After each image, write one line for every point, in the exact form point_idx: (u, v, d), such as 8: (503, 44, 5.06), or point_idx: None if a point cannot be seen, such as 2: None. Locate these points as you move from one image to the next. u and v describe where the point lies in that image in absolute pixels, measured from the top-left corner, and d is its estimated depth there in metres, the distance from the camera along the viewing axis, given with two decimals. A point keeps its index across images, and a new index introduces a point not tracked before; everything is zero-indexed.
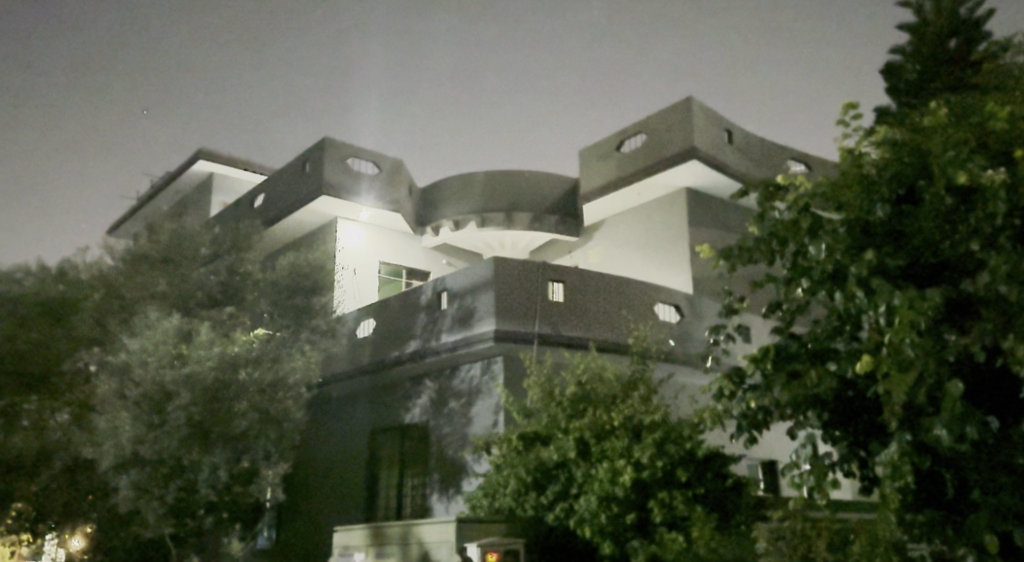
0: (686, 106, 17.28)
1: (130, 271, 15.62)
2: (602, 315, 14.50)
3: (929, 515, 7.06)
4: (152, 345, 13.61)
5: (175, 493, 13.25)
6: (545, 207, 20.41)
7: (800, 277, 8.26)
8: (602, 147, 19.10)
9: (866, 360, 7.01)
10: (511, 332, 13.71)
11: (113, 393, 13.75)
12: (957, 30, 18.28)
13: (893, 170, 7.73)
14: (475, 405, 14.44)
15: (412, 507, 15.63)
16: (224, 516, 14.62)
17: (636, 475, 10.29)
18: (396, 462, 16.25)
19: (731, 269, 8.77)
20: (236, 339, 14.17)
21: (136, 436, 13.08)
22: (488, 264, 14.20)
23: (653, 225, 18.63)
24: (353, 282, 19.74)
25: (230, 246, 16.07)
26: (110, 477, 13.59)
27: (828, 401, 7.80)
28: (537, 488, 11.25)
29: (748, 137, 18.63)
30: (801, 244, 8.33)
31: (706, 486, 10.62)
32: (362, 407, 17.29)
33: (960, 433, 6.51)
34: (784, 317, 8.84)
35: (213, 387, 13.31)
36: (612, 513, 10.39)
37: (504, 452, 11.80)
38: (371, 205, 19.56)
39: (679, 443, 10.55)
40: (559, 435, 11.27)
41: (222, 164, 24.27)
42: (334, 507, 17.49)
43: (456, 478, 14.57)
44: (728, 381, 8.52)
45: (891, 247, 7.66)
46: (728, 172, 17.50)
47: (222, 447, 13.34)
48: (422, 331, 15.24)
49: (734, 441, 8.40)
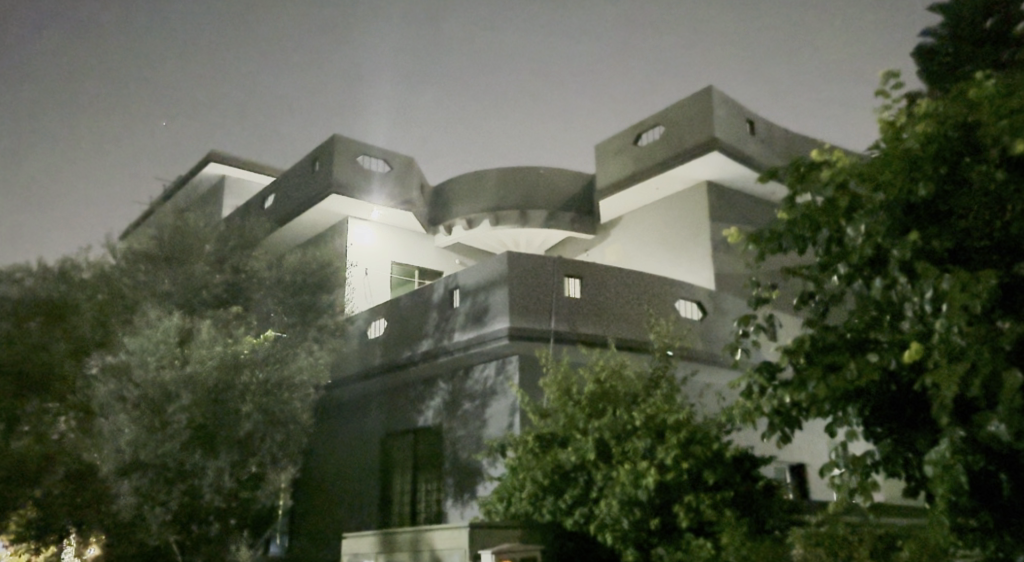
0: (706, 97, 16.70)
1: (132, 271, 15.16)
2: (622, 312, 13.92)
3: (985, 519, 6.45)
4: (152, 344, 13.09)
5: (178, 500, 12.70)
6: (562, 203, 19.86)
7: (837, 263, 7.78)
8: (618, 140, 18.52)
9: (916, 349, 6.45)
10: (526, 330, 13.17)
11: (111, 395, 13.25)
12: (994, 10, 17.56)
13: (940, 145, 7.09)
14: (490, 407, 13.89)
15: (427, 514, 15.07)
16: (231, 524, 14.12)
17: (659, 478, 9.64)
18: (409, 467, 15.70)
19: (759, 256, 8.19)
20: (240, 339, 13.69)
21: (135, 440, 12.55)
22: (501, 259, 13.66)
23: (673, 220, 18.04)
24: (363, 282, 19.26)
25: (235, 244, 15.60)
26: (109, 483, 13.08)
27: (870, 394, 7.27)
28: (555, 491, 10.65)
29: (771, 128, 18.00)
30: (835, 228, 7.80)
31: (734, 488, 9.88)
32: (374, 411, 16.76)
33: (1019, 428, 5.89)
34: (816, 309, 8.28)
35: (212, 387, 12.88)
36: (634, 518, 9.75)
37: (520, 454, 11.22)
38: (382, 203, 19.08)
39: (705, 444, 9.97)
40: (578, 436, 10.70)
41: (232, 166, 23.86)
42: (346, 515, 16.95)
43: (472, 482, 14.01)
44: (759, 376, 8.00)
45: (936, 227, 7.06)
46: (751, 164, 16.89)
47: (227, 449, 12.88)
48: (434, 331, 14.71)
49: (767, 439, 7.86)
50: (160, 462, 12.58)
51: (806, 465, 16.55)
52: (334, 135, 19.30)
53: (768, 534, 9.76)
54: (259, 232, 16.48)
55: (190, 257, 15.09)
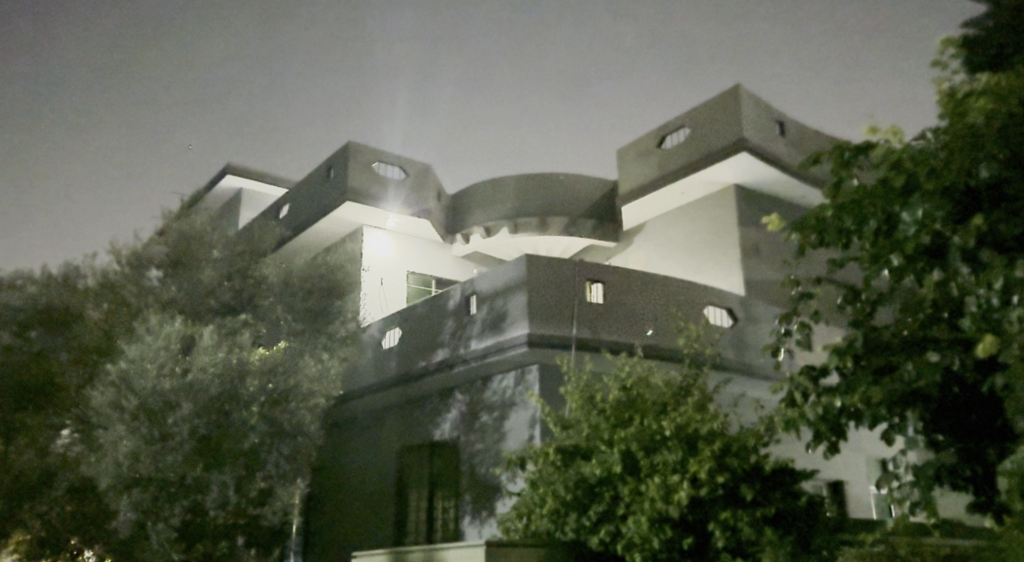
0: (734, 96, 16.03)
1: (135, 276, 14.59)
2: (648, 318, 13.21)
3: None
4: (152, 350, 12.44)
5: (181, 516, 12.07)
6: (583, 210, 19.18)
7: (891, 253, 6.83)
8: (641, 144, 17.84)
9: (989, 341, 5.59)
10: (547, 336, 12.49)
11: (109, 405, 12.63)
12: None
13: (1006, 121, 6.25)
14: (510, 418, 13.19)
15: (443, 532, 14.34)
16: (239, 543, 13.45)
17: (693, 493, 8.90)
18: (425, 483, 15.02)
19: (800, 248, 7.46)
20: (247, 347, 13.06)
21: (134, 452, 11.96)
22: (520, 261, 12.99)
23: (699, 225, 17.31)
24: (377, 292, 18.67)
25: (244, 250, 15.04)
26: (108, 498, 12.43)
27: (931, 398, 6.50)
28: (578, 508, 9.86)
29: (802, 129, 17.24)
30: (884, 217, 6.97)
31: (776, 505, 9.04)
32: (389, 424, 16.06)
33: None
34: (864, 308, 7.49)
35: (216, 397, 12.32)
36: (665, 537, 9.00)
37: (540, 467, 10.41)
38: (398, 211, 18.48)
39: (743, 456, 9.19)
40: (602, 447, 9.89)
41: (249, 178, 23.45)
42: (360, 534, 16.27)
43: (490, 498, 13.30)
44: (803, 381, 7.30)
45: (1005, 211, 6.29)
46: (780, 166, 16.14)
47: (230, 465, 12.34)
48: (450, 339, 14.05)
49: (813, 450, 7.22)
50: (159, 476, 11.97)
51: (846, 482, 15.63)
52: (349, 141, 18.81)
53: (813, 554, 9.00)
54: (269, 237, 15.91)
55: (196, 262, 14.52)
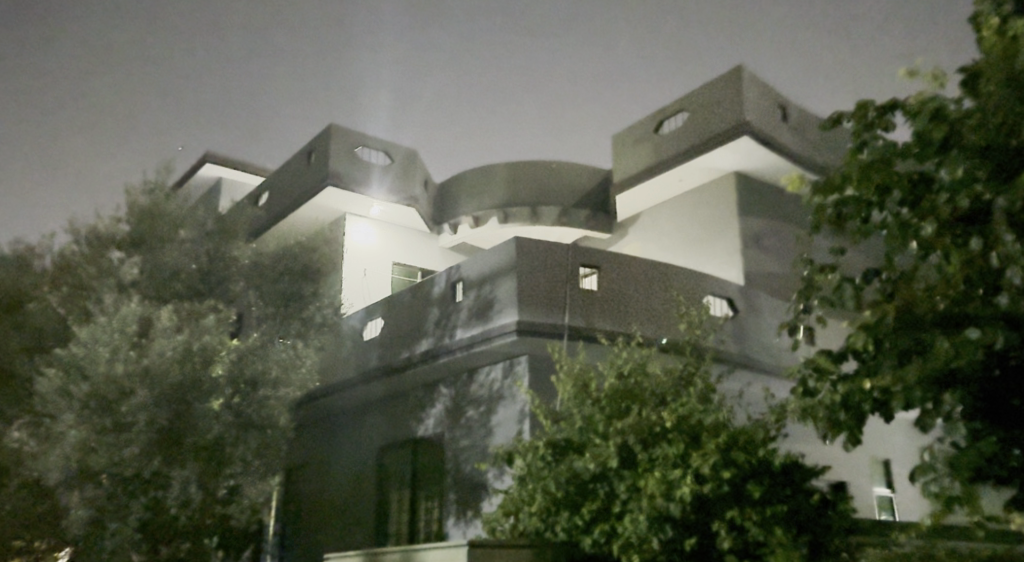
0: (736, 78, 15.34)
1: (96, 256, 13.81)
2: (644, 307, 12.46)
3: None
4: (106, 333, 11.79)
5: (139, 513, 11.27)
6: (575, 199, 18.45)
7: (923, 221, 6.18)
8: (635, 130, 17.14)
9: None
10: (536, 325, 11.70)
11: (61, 391, 11.84)
12: None
13: None
14: (497, 413, 12.42)
15: (427, 533, 13.51)
16: (205, 543, 12.62)
17: (697, 490, 8.16)
18: (407, 482, 14.20)
19: (818, 219, 6.68)
20: (210, 332, 12.16)
21: (85, 442, 11.20)
22: (509, 245, 12.24)
23: (697, 215, 16.59)
24: (361, 283, 17.82)
25: (214, 231, 14.25)
26: (60, 493, 11.61)
27: (972, 382, 5.74)
28: (570, 507, 9.02)
29: (806, 115, 16.51)
30: (914, 180, 6.25)
31: (786, 503, 8.31)
32: (370, 420, 15.26)
33: None
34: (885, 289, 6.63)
35: (177, 385, 11.50)
36: (664, 538, 8.23)
37: (528, 461, 9.63)
38: (382, 198, 17.67)
39: (749, 451, 8.50)
40: (596, 441, 9.12)
41: (231, 167, 22.68)
42: (340, 535, 15.44)
43: (476, 498, 12.51)
44: (819, 361, 6.53)
45: None
46: (782, 152, 15.41)
47: (194, 461, 11.51)
48: (434, 329, 13.25)
49: (832, 441, 6.43)
50: (117, 470, 11.20)
51: (852, 483, 14.87)
52: (330, 125, 18.00)
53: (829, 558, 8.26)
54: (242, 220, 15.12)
55: (162, 244, 13.74)
